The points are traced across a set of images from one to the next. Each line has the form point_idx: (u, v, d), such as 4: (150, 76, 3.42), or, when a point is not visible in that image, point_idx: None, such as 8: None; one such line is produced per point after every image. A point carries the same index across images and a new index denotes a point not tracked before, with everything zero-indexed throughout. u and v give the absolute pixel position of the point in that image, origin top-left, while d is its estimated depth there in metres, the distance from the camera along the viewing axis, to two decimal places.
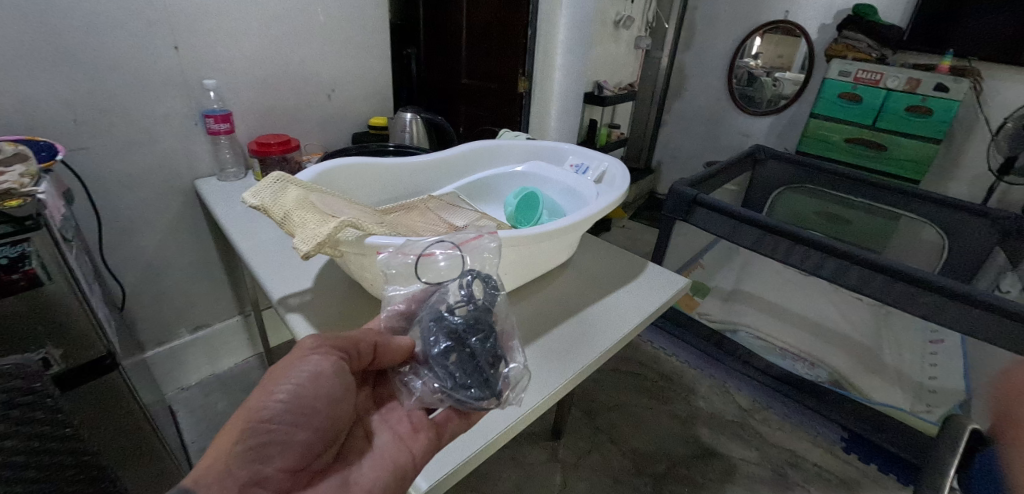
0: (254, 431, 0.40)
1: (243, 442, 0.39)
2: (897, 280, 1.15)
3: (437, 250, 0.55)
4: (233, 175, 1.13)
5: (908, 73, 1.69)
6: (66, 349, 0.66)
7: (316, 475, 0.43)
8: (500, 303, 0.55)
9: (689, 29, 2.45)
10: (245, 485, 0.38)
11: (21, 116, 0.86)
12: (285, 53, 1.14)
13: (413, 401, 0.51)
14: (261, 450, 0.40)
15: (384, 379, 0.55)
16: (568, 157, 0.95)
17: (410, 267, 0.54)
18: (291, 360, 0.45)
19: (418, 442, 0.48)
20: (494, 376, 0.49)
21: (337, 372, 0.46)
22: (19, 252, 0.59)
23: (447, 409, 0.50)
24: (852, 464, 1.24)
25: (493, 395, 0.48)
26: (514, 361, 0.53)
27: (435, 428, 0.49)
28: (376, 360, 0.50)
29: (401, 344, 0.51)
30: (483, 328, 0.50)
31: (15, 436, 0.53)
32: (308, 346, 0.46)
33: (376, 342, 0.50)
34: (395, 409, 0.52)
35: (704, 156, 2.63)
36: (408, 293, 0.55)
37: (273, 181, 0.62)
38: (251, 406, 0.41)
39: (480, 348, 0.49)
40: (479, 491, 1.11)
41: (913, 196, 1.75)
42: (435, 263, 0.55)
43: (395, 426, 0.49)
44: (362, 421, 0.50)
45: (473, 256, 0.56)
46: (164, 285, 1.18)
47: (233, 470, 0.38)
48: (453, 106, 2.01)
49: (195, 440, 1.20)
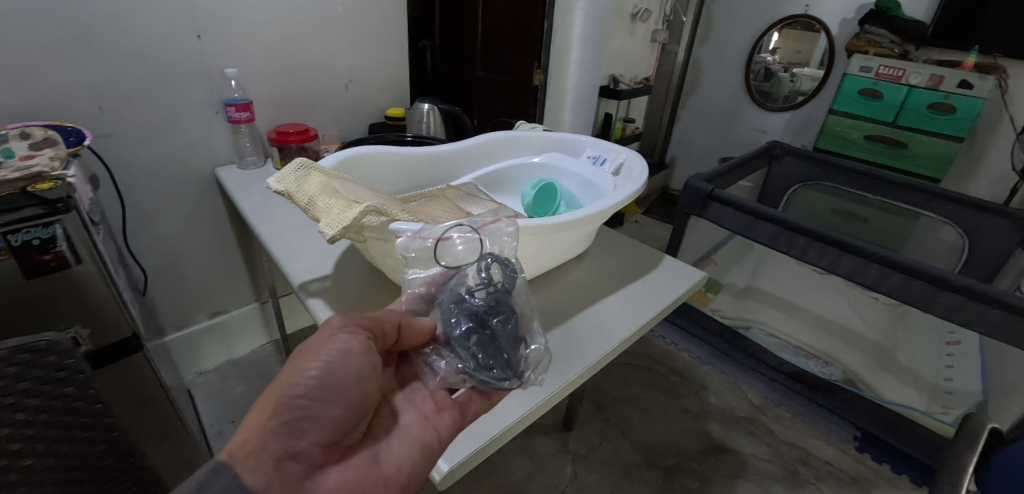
0: (287, 406, 0.41)
1: (277, 417, 0.41)
2: (915, 278, 1.14)
3: (455, 235, 0.55)
4: (253, 164, 1.15)
5: (931, 69, 1.65)
6: (93, 330, 0.67)
7: (346, 450, 0.45)
8: (520, 286, 0.56)
9: (706, 23, 2.42)
10: (280, 458, 0.40)
11: (49, 103, 0.88)
12: (305, 43, 1.15)
13: (437, 381, 0.52)
14: (295, 424, 0.41)
15: (406, 359, 0.55)
16: (585, 149, 0.94)
17: (428, 250, 0.54)
18: (319, 339, 0.45)
19: (443, 421, 0.49)
20: (516, 357, 0.51)
21: (365, 350, 0.46)
22: (50, 234, 0.60)
23: (469, 390, 0.51)
24: (865, 463, 1.23)
25: (515, 375, 0.50)
26: (535, 342, 0.54)
27: (458, 408, 0.50)
28: (399, 339, 0.51)
29: (423, 325, 0.52)
30: (504, 310, 0.51)
31: (49, 411, 0.54)
32: (336, 324, 0.46)
33: (400, 323, 0.50)
34: (419, 389, 0.53)
35: (719, 152, 2.60)
36: (427, 276, 0.55)
37: (297, 167, 0.63)
38: (283, 382, 0.42)
39: (502, 330, 0.50)
40: (490, 480, 1.12)
41: (932, 196, 1.71)
42: (452, 247, 0.55)
43: (420, 406, 0.51)
44: (387, 399, 0.52)
45: (491, 238, 0.56)
46: (185, 271, 1.21)
47: (268, 444, 0.39)
48: (468, 98, 2.02)
49: (212, 423, 1.23)
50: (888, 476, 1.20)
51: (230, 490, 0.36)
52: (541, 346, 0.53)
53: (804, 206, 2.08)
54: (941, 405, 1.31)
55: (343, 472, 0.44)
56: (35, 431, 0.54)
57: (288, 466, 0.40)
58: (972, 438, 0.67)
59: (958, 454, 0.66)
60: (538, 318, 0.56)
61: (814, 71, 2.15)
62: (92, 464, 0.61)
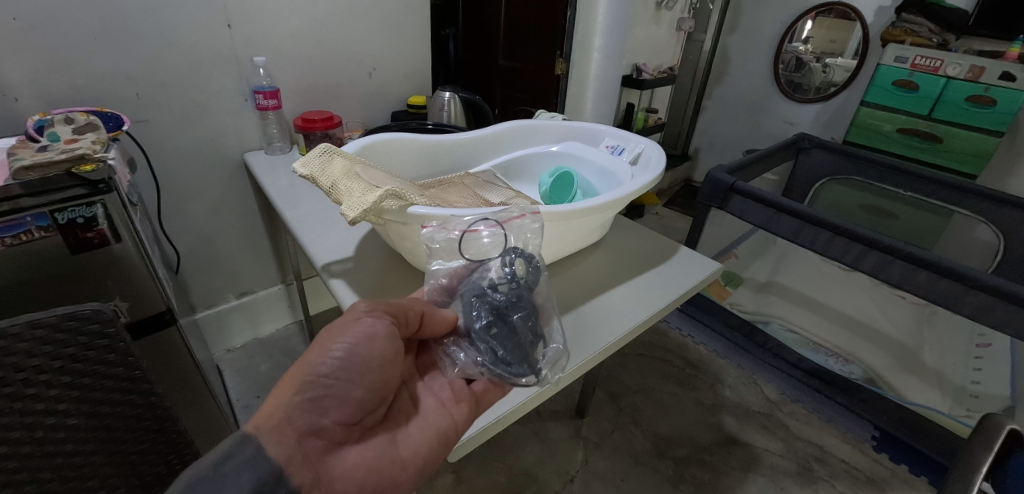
0: (311, 384, 0.43)
1: (301, 394, 0.43)
2: (942, 276, 1.11)
3: (481, 228, 0.58)
4: (280, 149, 1.18)
5: (971, 59, 1.58)
6: (132, 303, 0.72)
7: (365, 431, 0.46)
8: (541, 282, 0.58)
9: (734, 11, 2.36)
10: (303, 433, 0.42)
11: (90, 89, 0.93)
12: (331, 31, 1.17)
13: (455, 372, 0.54)
14: (318, 402, 0.43)
15: (426, 348, 0.57)
16: (604, 138, 0.95)
17: (453, 242, 0.58)
18: (345, 321, 0.47)
19: (459, 410, 0.51)
20: (533, 353, 0.52)
21: (389, 335, 0.48)
22: (92, 213, 0.64)
23: (485, 380, 0.53)
24: (882, 463, 1.21)
25: (532, 371, 0.51)
26: (554, 341, 0.55)
27: (475, 398, 0.52)
28: (421, 327, 0.53)
29: (445, 316, 0.54)
30: (525, 307, 0.53)
31: (93, 375, 0.58)
32: (361, 308, 0.49)
33: (423, 311, 0.53)
34: (437, 377, 0.55)
35: (744, 144, 2.55)
36: (449, 268, 0.57)
37: (320, 152, 0.65)
38: (309, 360, 0.44)
39: (522, 326, 0.52)
40: (503, 461, 1.15)
41: (968, 192, 1.65)
42: (478, 240, 0.58)
43: (438, 393, 0.52)
44: (407, 385, 0.53)
45: (515, 233, 0.59)
46: (215, 251, 1.26)
47: (293, 419, 0.42)
48: (490, 87, 2.02)
49: (239, 398, 1.29)
50: (905, 477, 1.18)
51: (255, 460, 0.38)
52: (561, 346, 0.54)
53: (830, 202, 2.04)
54: (965, 408, 1.28)
55: (361, 451, 0.44)
56: (80, 393, 0.57)
57: (310, 441, 0.42)
58: (989, 438, 0.65)
59: (972, 453, 0.64)
60: (558, 317, 0.57)
61: (847, 61, 2.07)
62: (131, 425, 0.64)
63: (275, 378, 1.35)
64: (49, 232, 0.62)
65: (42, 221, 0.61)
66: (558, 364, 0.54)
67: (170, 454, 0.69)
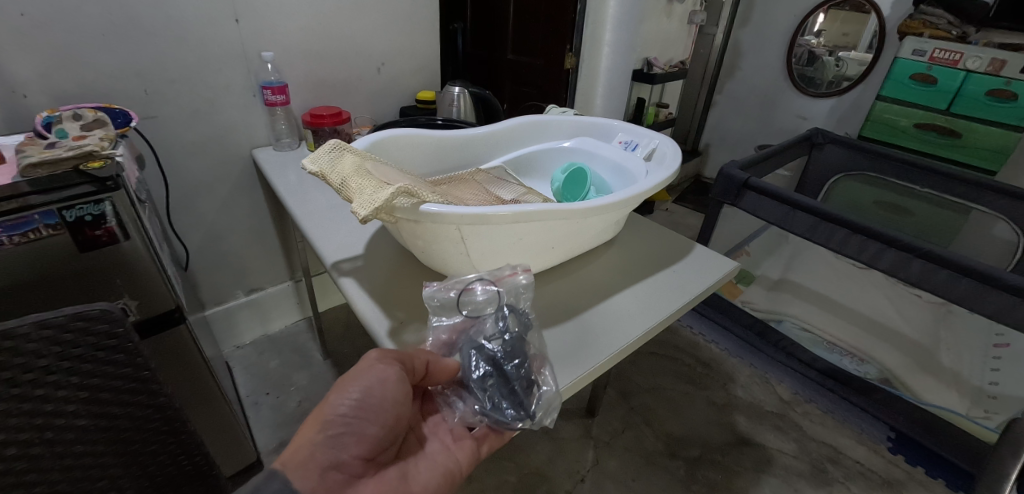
0: (331, 422, 0.45)
1: (324, 432, 0.44)
2: (963, 276, 1.08)
3: (476, 286, 0.56)
4: (288, 145, 1.17)
5: (992, 52, 1.54)
6: (141, 302, 0.71)
7: (380, 466, 0.48)
8: (534, 331, 0.56)
9: (747, 3, 2.31)
10: (325, 468, 0.43)
11: (97, 85, 0.92)
12: (340, 26, 1.16)
13: (457, 418, 0.54)
14: (338, 438, 0.45)
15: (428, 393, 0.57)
16: (617, 134, 0.93)
17: (451, 300, 0.55)
18: (361, 366, 0.48)
19: (463, 451, 0.52)
20: (529, 398, 0.51)
21: (401, 380, 0.48)
22: (100, 211, 0.63)
23: (485, 427, 0.53)
24: (899, 465, 1.20)
25: (527, 416, 0.50)
26: (548, 381, 0.53)
27: (476, 441, 0.53)
28: (426, 375, 0.51)
29: (448, 366, 0.51)
30: (519, 355, 0.52)
31: (101, 375, 0.54)
32: (375, 355, 0.48)
33: (429, 360, 0.50)
34: (440, 421, 0.55)
35: (756, 139, 2.51)
36: (452, 323, 0.55)
37: (330, 148, 0.64)
38: (329, 400, 0.46)
39: (516, 374, 0.51)
40: (513, 460, 1.14)
41: (987, 188, 1.61)
42: (474, 297, 0.56)
43: (442, 436, 0.53)
44: (414, 428, 0.54)
45: (510, 291, 0.57)
46: (224, 248, 1.26)
47: (316, 454, 0.43)
48: (499, 82, 2.00)
49: (249, 394, 1.29)
50: (922, 479, 1.16)
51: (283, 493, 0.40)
52: (553, 388, 0.51)
53: (844, 197, 2.01)
54: (983, 409, 1.25)
55: (377, 486, 0.45)
56: (90, 393, 0.54)
57: (331, 475, 0.43)
58: None
59: None
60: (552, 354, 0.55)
61: (862, 55, 2.04)
62: (140, 426, 0.60)
63: (284, 375, 1.35)
64: (57, 229, 0.61)
65: (50, 219, 0.60)
66: (554, 407, 0.51)
67: (179, 454, 0.66)
